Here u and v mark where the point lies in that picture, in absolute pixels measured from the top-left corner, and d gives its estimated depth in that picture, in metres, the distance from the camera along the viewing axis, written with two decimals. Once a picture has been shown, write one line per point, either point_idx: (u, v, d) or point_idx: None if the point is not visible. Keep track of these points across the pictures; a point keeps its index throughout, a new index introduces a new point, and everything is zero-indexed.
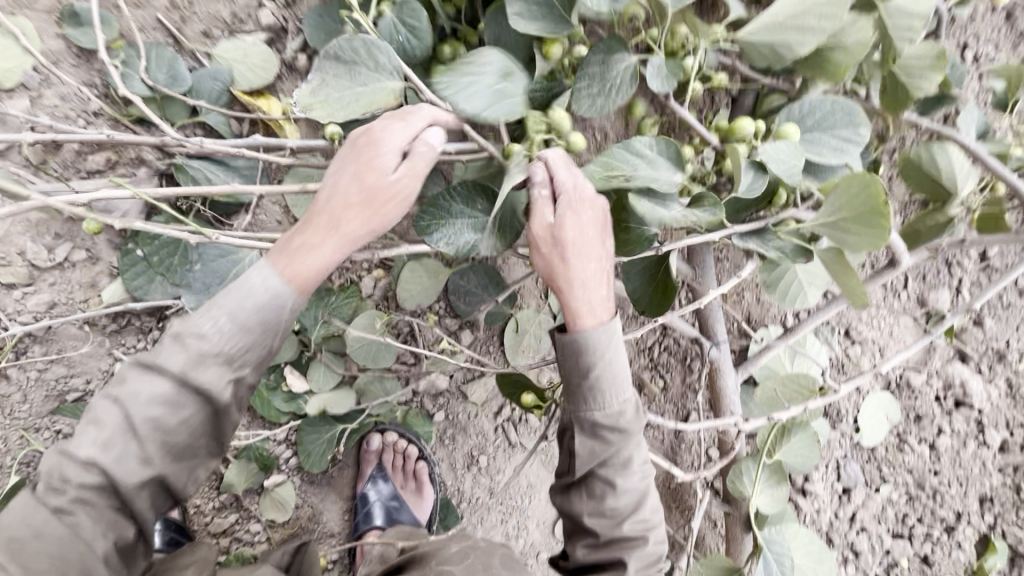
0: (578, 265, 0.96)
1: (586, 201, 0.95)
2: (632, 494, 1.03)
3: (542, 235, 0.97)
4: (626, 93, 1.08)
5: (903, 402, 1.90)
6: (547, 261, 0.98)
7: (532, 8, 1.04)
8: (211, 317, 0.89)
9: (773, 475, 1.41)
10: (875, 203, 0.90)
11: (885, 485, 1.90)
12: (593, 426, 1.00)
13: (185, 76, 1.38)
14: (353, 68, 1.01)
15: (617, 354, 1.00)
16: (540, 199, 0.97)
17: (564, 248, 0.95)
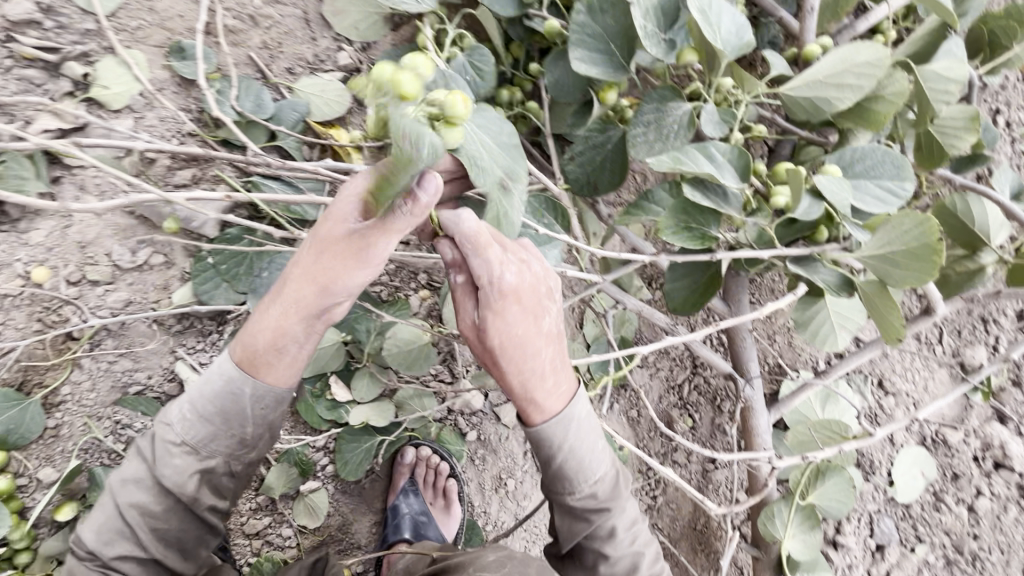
0: (508, 367, 0.92)
1: (503, 295, 0.88)
2: (624, 562, 1.10)
3: (468, 328, 0.95)
4: (682, 136, 1.20)
5: (940, 459, 1.85)
6: (480, 355, 0.95)
7: (594, 56, 1.22)
8: (177, 412, 1.02)
9: (806, 520, 1.40)
10: (929, 239, 0.95)
11: (920, 545, 1.82)
12: (570, 508, 1.07)
13: (268, 105, 1.54)
14: None
15: (578, 442, 1.01)
16: (461, 288, 0.95)
17: (489, 349, 0.92)
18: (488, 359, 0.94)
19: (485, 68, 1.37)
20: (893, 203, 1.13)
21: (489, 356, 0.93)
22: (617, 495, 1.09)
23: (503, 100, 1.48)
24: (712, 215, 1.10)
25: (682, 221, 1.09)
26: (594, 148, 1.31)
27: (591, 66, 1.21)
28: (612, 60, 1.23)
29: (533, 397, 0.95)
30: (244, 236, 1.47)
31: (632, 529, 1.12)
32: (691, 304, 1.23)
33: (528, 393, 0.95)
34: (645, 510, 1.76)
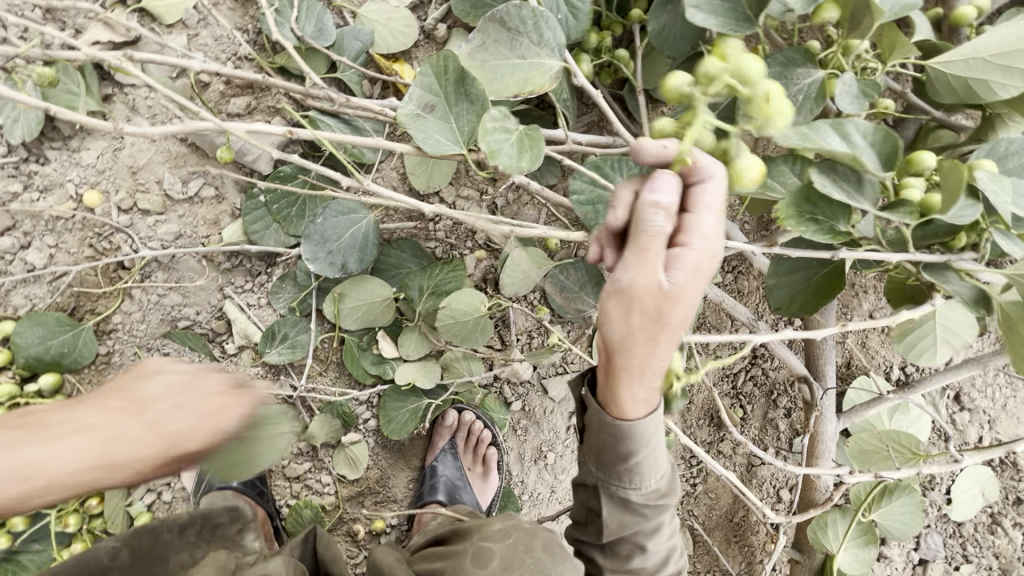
0: (666, 351, 0.76)
1: (709, 276, 0.74)
2: (658, 555, 1.00)
3: (644, 292, 0.71)
4: (807, 112, 1.03)
5: (1005, 482, 1.74)
6: (632, 329, 0.74)
7: (714, 5, 1.04)
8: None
9: (863, 537, 1.33)
10: None
11: (966, 565, 1.76)
12: (624, 499, 0.93)
13: (331, 32, 1.40)
14: (516, 37, 1.07)
15: (659, 439, 0.88)
16: (654, 236, 0.70)
17: (662, 321, 0.73)
18: (644, 332, 0.74)
19: (580, 9, 1.19)
20: None
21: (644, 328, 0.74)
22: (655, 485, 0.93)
23: (591, 47, 1.31)
24: (841, 209, 0.95)
25: (804, 212, 0.95)
26: (692, 114, 1.15)
27: (709, 16, 1.03)
28: (736, 9, 1.05)
29: (649, 383, 0.79)
30: (297, 176, 1.38)
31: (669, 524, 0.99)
32: (789, 299, 1.10)
33: (655, 382, 0.80)
34: (683, 496, 1.73)
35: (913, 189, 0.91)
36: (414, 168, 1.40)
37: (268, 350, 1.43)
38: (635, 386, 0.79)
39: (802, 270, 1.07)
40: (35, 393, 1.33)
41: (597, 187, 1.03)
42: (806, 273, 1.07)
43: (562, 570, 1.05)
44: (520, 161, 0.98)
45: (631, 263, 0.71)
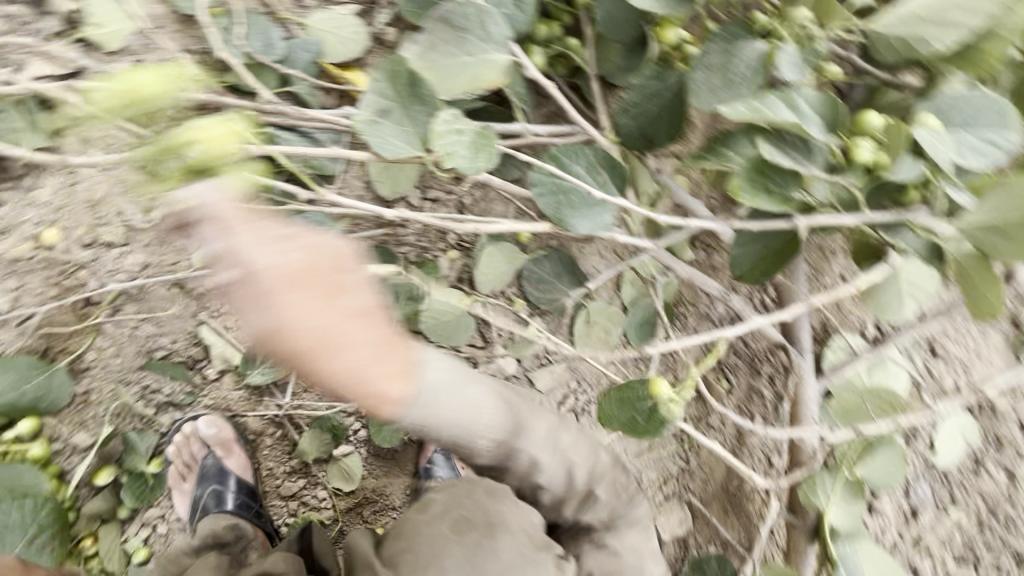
0: (302, 309, 0.93)
1: (328, 252, 0.96)
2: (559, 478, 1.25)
3: (262, 274, 0.91)
4: (754, 84, 1.04)
5: (984, 424, 1.80)
6: (305, 351, 0.91)
7: None
8: None
9: (850, 491, 1.34)
10: None
11: (955, 509, 1.81)
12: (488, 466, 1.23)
13: (279, 46, 1.39)
14: (463, 35, 1.08)
15: (460, 395, 1.11)
16: (229, 254, 0.94)
17: (268, 293, 0.90)
18: (266, 307, 0.89)
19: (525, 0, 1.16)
20: (997, 157, 0.98)
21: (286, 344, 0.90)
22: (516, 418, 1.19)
23: (541, 38, 1.32)
24: (791, 176, 0.98)
25: (759, 183, 0.97)
26: (646, 97, 1.16)
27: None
28: None
29: (340, 344, 0.93)
30: (261, 195, 1.37)
31: (555, 447, 1.24)
32: (758, 270, 1.12)
33: (326, 335, 0.93)
34: (676, 471, 1.77)
35: (860, 149, 0.94)
36: (380, 175, 1.38)
37: (250, 371, 1.43)
38: (334, 361, 0.92)
39: (770, 239, 1.08)
40: (14, 440, 1.31)
41: (557, 179, 1.04)
42: (771, 241, 1.08)
43: (499, 505, 1.21)
44: (477, 160, 1.03)
45: (220, 270, 0.92)
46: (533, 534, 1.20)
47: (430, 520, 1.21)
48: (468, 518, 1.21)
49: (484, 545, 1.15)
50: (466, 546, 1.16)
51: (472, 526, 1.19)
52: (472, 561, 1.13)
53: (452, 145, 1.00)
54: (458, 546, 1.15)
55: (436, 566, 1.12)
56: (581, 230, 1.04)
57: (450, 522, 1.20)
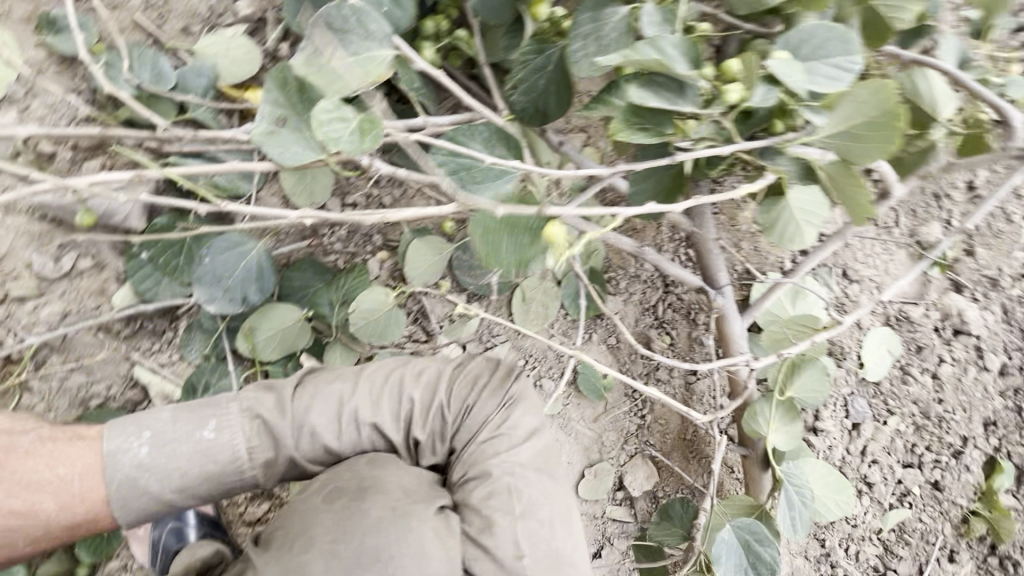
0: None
1: None
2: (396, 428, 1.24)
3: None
4: (622, 46, 1.12)
5: (905, 335, 2.00)
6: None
7: None
8: None
9: (785, 410, 1.44)
10: (888, 106, 0.93)
11: (892, 417, 1.96)
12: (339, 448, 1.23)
13: (170, 74, 1.38)
14: (343, 36, 1.12)
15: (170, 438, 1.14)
16: None
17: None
18: None
19: None
20: (844, 81, 1.06)
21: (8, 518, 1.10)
22: (277, 426, 1.20)
23: (430, 32, 1.36)
24: (665, 114, 1.06)
25: (633, 123, 1.06)
26: (533, 73, 1.22)
27: None
28: None
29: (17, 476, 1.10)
30: (175, 224, 1.34)
31: (348, 419, 1.22)
32: (653, 211, 1.20)
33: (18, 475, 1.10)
34: (636, 429, 1.80)
35: (729, 90, 1.00)
36: (294, 188, 1.39)
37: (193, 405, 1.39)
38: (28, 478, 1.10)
39: (662, 180, 1.16)
40: None
41: (457, 156, 1.08)
42: (662, 182, 1.17)
43: (385, 472, 1.17)
44: (361, 143, 1.06)
45: None
46: (408, 490, 1.14)
47: (303, 494, 1.18)
48: (341, 487, 1.15)
49: (355, 506, 1.10)
50: (336, 513, 1.10)
51: (342, 493, 1.14)
52: (343, 525, 1.08)
53: (333, 130, 1.05)
54: (327, 514, 1.10)
55: (302, 539, 1.06)
56: (490, 204, 1.07)
57: (320, 495, 1.14)
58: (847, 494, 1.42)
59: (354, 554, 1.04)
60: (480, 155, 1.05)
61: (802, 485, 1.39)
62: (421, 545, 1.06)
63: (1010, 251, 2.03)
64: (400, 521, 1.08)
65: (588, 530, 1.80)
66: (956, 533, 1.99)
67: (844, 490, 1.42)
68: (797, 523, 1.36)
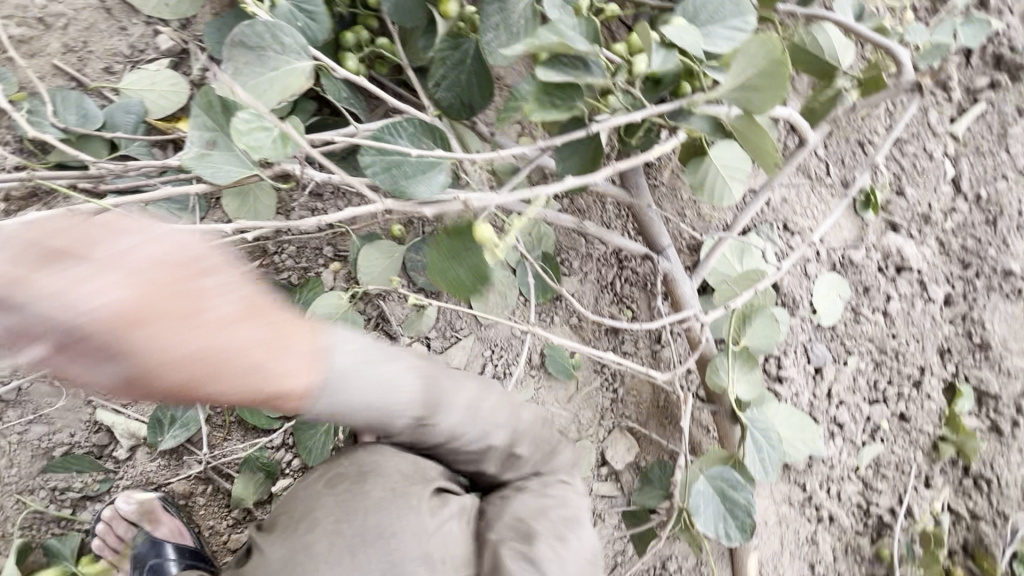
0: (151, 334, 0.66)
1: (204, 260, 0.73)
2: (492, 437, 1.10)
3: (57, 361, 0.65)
4: (527, 34, 1.19)
5: (851, 278, 2.08)
6: (185, 383, 0.69)
7: None
8: None
9: (744, 361, 1.49)
10: (774, 55, 1.00)
11: (851, 357, 2.05)
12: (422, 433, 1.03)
13: (96, 114, 1.38)
14: (261, 53, 1.14)
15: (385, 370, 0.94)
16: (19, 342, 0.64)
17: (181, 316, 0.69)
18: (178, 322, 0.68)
19: (317, 12, 1.26)
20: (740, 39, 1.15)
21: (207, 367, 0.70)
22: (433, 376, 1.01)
23: (350, 44, 1.40)
24: (574, 90, 1.11)
25: (546, 102, 1.10)
26: (453, 68, 1.27)
27: None
28: None
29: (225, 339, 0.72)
30: None
31: (469, 412, 1.05)
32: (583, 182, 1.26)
33: (246, 365, 0.73)
34: (610, 404, 1.83)
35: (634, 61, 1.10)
36: (235, 209, 1.42)
37: (161, 439, 1.39)
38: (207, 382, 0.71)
39: (587, 151, 1.21)
40: None
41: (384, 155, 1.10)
42: (587, 153, 1.22)
43: (388, 463, 1.14)
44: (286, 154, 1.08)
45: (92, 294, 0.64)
46: (408, 472, 1.14)
47: (306, 480, 1.19)
48: (343, 471, 1.15)
49: (357, 489, 1.10)
50: (337, 496, 1.10)
51: (345, 479, 1.14)
52: (344, 506, 1.08)
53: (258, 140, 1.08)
54: (329, 497, 1.10)
55: (307, 522, 1.07)
56: (426, 196, 1.12)
57: (322, 480, 1.14)
58: (809, 430, 1.53)
59: (356, 533, 1.04)
60: (408, 149, 1.06)
61: (768, 429, 1.46)
62: (418, 526, 1.06)
63: (935, 187, 2.16)
64: (397, 501, 1.09)
65: None
66: (927, 459, 2.10)
67: (805, 427, 1.53)
68: (768, 466, 1.42)
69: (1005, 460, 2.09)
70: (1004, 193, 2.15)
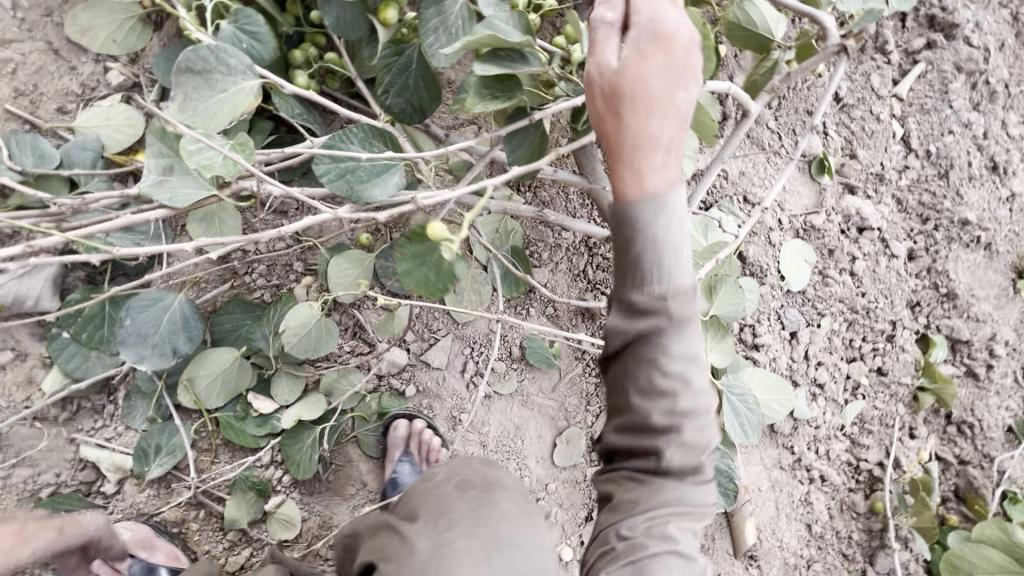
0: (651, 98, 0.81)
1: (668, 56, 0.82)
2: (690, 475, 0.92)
3: (608, 87, 0.82)
4: (468, 29, 1.23)
5: (815, 243, 2.14)
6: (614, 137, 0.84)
7: None
8: None
9: (716, 330, 1.53)
10: None
11: (824, 319, 2.10)
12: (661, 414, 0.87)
13: (53, 153, 1.40)
14: (209, 76, 1.17)
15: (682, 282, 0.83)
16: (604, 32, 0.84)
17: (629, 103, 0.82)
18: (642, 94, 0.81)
19: (260, 32, 1.28)
20: None
21: (625, 99, 0.82)
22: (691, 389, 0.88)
23: (299, 62, 1.43)
24: (513, 82, 1.15)
25: (485, 93, 1.13)
26: (399, 73, 1.30)
27: None
28: None
29: (663, 142, 0.82)
30: (90, 296, 1.36)
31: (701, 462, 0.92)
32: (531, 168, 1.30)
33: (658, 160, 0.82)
34: (595, 388, 1.83)
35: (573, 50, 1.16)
36: (197, 232, 1.44)
37: (147, 468, 1.40)
38: (644, 151, 0.82)
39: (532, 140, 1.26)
40: None
41: (339, 163, 1.12)
42: (533, 139, 1.26)
43: (500, 471, 1.26)
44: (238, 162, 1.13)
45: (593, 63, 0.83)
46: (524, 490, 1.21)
47: (428, 477, 1.23)
48: (469, 480, 1.20)
49: (487, 497, 1.14)
50: (470, 500, 1.13)
51: (471, 486, 1.18)
52: (479, 512, 1.10)
53: (209, 158, 1.11)
54: (463, 501, 1.13)
55: (446, 520, 1.09)
56: (381, 198, 1.15)
57: (452, 485, 1.18)
58: (784, 391, 1.57)
59: (490, 539, 1.06)
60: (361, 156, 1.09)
61: (745, 394, 1.48)
62: (541, 541, 1.09)
63: (885, 147, 2.23)
64: (524, 516, 1.13)
65: (576, 496, 1.82)
66: (909, 410, 2.16)
67: (781, 389, 1.57)
68: (747, 429, 1.45)
69: (981, 403, 2.17)
70: (951, 147, 2.24)
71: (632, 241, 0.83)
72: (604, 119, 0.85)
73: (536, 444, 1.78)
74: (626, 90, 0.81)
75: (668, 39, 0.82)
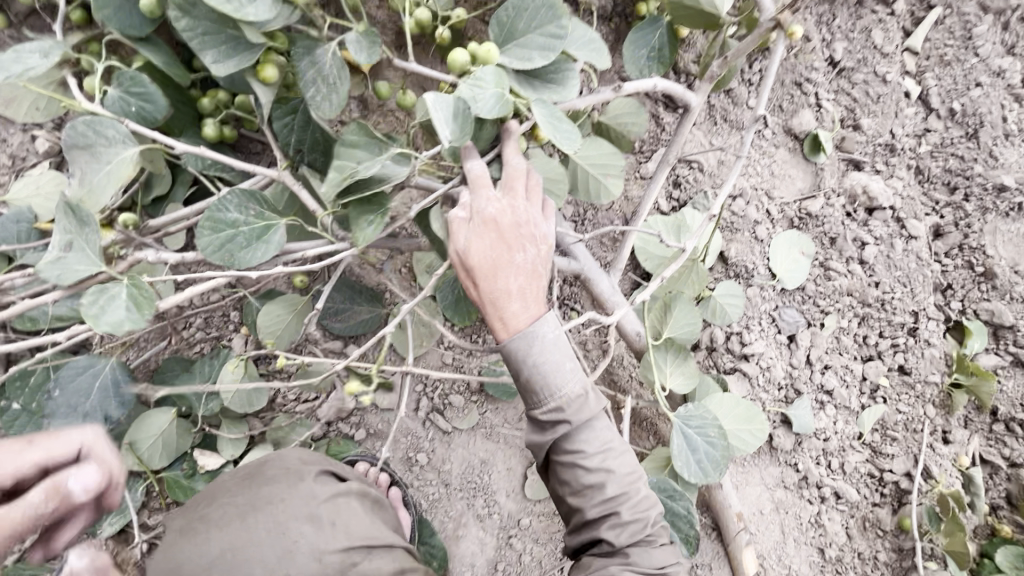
0: (510, 261, 1.08)
1: (524, 230, 1.09)
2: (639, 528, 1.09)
3: (472, 250, 1.07)
4: (346, 80, 1.17)
5: (813, 232, 1.91)
6: (477, 282, 1.09)
7: (225, 49, 1.13)
8: None
9: (675, 354, 1.42)
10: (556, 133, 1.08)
11: (828, 317, 1.87)
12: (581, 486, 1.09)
13: None
14: (93, 150, 1.15)
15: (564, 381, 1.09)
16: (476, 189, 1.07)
17: (490, 258, 1.07)
18: (501, 254, 1.08)
19: (148, 93, 1.24)
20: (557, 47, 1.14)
21: (478, 259, 1.07)
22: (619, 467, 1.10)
23: (208, 110, 1.38)
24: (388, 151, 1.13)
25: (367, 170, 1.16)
26: (301, 130, 1.25)
27: (228, 62, 1.13)
28: (242, 42, 1.14)
29: (522, 292, 1.09)
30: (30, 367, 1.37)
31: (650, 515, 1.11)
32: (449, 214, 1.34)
33: (515, 302, 1.09)
34: None
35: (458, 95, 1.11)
36: None
37: (100, 528, 1.42)
38: (507, 299, 1.08)
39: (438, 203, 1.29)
40: None
41: (218, 231, 1.13)
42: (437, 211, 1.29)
43: (287, 454, 1.31)
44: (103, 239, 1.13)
45: (463, 229, 1.08)
46: (305, 457, 1.30)
47: (221, 480, 1.26)
48: (249, 472, 1.25)
49: (255, 480, 1.22)
50: (241, 488, 1.20)
51: (252, 479, 1.23)
52: (247, 497, 1.17)
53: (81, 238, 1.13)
54: (237, 493, 1.19)
55: (207, 508, 1.16)
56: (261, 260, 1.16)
57: (233, 478, 1.24)
58: (757, 421, 1.43)
59: (250, 510, 1.13)
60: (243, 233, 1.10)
61: (706, 426, 1.33)
62: (309, 493, 1.18)
63: (897, 111, 1.92)
64: (297, 486, 1.20)
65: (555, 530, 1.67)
66: (942, 412, 1.88)
67: (753, 418, 1.43)
68: (705, 465, 1.31)
69: None
70: (980, 102, 1.87)
71: (521, 376, 1.10)
72: (467, 284, 1.11)
73: (504, 478, 1.68)
74: (472, 266, 1.08)
75: (498, 221, 1.07)
